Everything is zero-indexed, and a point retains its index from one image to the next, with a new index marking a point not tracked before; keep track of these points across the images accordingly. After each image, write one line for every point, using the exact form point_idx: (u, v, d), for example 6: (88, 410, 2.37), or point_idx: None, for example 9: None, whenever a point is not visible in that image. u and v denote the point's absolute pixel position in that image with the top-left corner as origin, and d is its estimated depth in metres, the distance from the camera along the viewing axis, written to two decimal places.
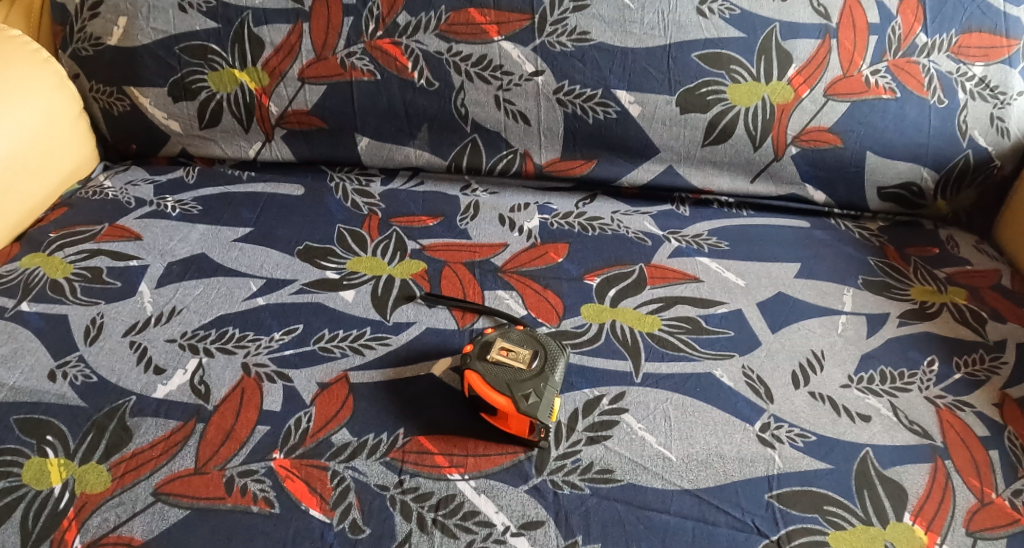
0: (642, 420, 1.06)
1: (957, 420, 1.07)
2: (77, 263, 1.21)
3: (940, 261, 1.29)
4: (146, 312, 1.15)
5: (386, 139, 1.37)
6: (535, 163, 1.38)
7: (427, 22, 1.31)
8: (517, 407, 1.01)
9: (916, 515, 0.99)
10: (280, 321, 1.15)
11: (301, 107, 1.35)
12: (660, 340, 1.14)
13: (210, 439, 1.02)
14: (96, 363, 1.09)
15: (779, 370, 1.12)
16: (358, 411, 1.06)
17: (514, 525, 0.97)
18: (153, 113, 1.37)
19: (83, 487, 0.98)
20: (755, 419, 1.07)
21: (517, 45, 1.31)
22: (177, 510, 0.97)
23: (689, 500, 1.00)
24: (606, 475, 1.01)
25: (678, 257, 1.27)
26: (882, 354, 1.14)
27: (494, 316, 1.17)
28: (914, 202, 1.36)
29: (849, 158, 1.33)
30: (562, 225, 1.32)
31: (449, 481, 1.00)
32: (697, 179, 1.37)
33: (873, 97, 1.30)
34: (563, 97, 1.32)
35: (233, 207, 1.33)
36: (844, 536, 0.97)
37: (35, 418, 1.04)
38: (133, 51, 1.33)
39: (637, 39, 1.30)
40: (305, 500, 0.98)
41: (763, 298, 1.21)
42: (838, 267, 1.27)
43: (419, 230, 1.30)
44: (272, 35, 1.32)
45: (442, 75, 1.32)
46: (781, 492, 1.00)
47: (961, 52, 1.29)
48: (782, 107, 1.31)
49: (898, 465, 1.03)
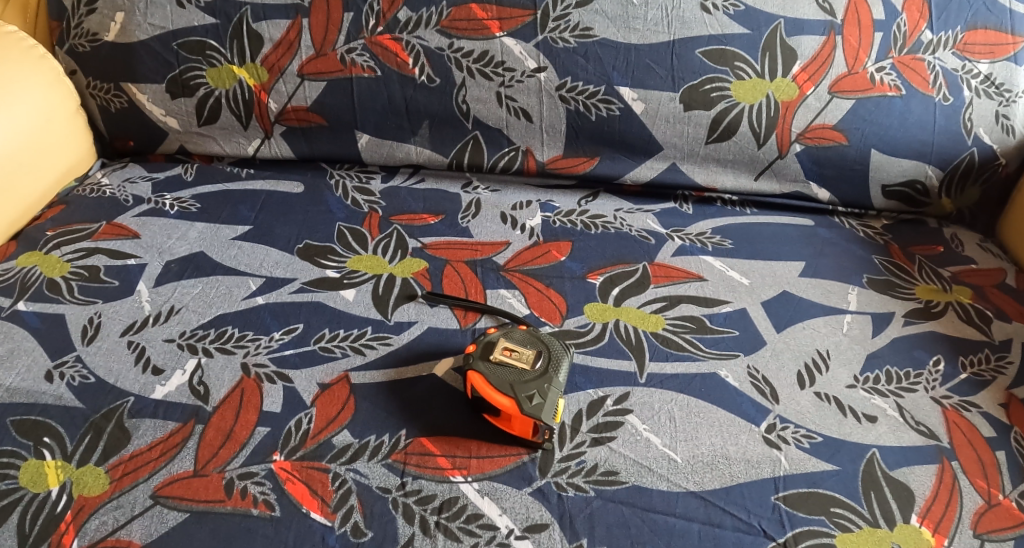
0: (646, 421, 1.05)
1: (963, 420, 1.06)
2: (74, 261, 1.20)
3: (946, 259, 1.28)
4: (143, 311, 1.14)
5: (387, 136, 1.36)
6: (537, 160, 1.36)
7: (428, 18, 1.30)
8: (520, 408, 1.00)
9: (924, 517, 0.98)
10: (280, 320, 1.14)
11: (300, 103, 1.34)
12: (664, 340, 1.13)
13: (209, 441, 1.01)
14: (93, 364, 1.08)
15: (785, 370, 1.11)
16: (360, 412, 1.04)
17: (517, 528, 0.96)
18: (151, 109, 1.36)
19: (81, 490, 0.97)
20: (760, 420, 1.06)
21: (519, 41, 1.29)
22: (176, 513, 0.95)
23: (695, 502, 0.99)
24: (610, 477, 1.00)
25: (681, 256, 1.26)
26: (888, 354, 1.13)
27: (497, 316, 1.15)
28: (918, 200, 1.35)
29: (854, 155, 1.32)
30: (564, 224, 1.31)
31: (452, 483, 0.99)
32: (700, 176, 1.36)
33: (878, 95, 1.29)
34: (565, 94, 1.31)
35: (232, 205, 1.31)
36: (852, 538, 0.96)
37: (32, 419, 1.02)
38: (131, 47, 1.32)
39: (641, 35, 1.29)
40: (306, 502, 0.97)
41: (767, 297, 1.20)
42: (843, 265, 1.26)
43: (420, 228, 1.29)
44: (271, 31, 1.31)
45: (443, 71, 1.31)
46: (788, 494, 0.99)
47: (967, 49, 1.28)
48: (786, 104, 1.30)
49: (905, 466, 1.02)
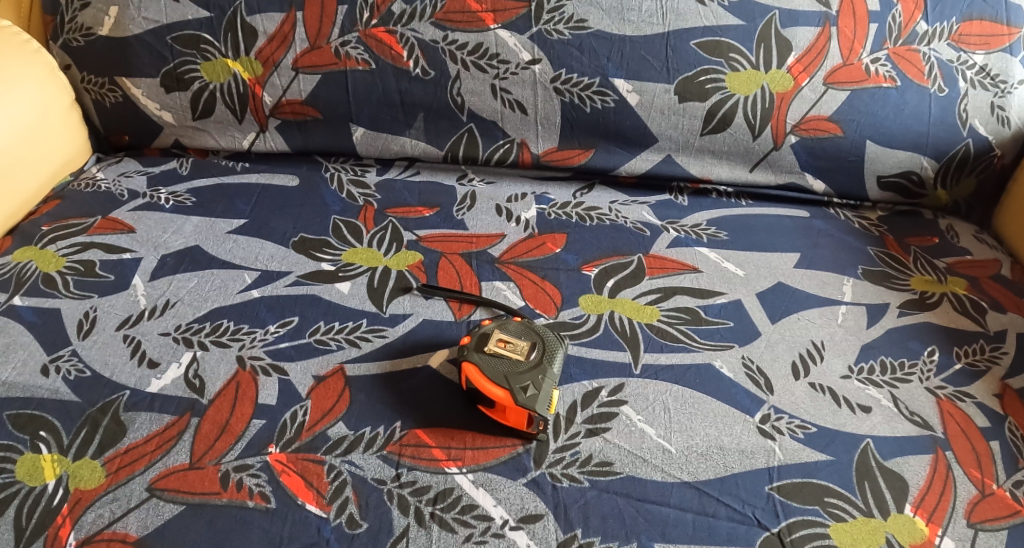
0: (641, 412, 1.05)
1: (957, 410, 1.07)
2: (69, 256, 1.20)
3: (941, 250, 1.28)
4: (139, 305, 1.14)
5: (382, 129, 1.36)
6: (533, 153, 1.36)
7: (422, 11, 1.30)
8: (514, 399, 1.00)
9: (917, 507, 0.98)
10: (275, 313, 1.14)
11: (295, 96, 1.34)
12: (659, 331, 1.14)
13: (205, 434, 1.01)
14: (89, 357, 1.08)
15: (779, 360, 1.11)
16: (355, 403, 1.05)
17: (512, 519, 0.96)
18: (146, 104, 1.36)
19: (77, 483, 0.97)
20: (754, 411, 1.06)
21: (514, 33, 1.30)
22: (172, 506, 0.96)
23: (690, 493, 0.99)
24: (605, 468, 1.00)
25: (676, 247, 1.26)
26: (882, 345, 1.13)
27: (491, 308, 1.16)
28: (914, 191, 1.35)
29: (849, 147, 1.32)
30: (559, 215, 1.31)
31: (447, 474, 0.99)
32: (696, 169, 1.36)
33: (872, 86, 1.29)
34: (560, 86, 1.31)
35: (227, 198, 1.31)
36: (845, 528, 0.96)
37: (28, 413, 1.02)
38: (125, 41, 1.32)
39: (635, 26, 1.29)
40: (302, 494, 0.97)
41: (762, 288, 1.20)
42: (838, 256, 1.26)
43: (415, 221, 1.29)
44: (266, 24, 1.31)
45: (438, 64, 1.31)
46: (782, 484, 1.00)
47: (962, 40, 1.28)
48: (781, 96, 1.30)
49: (898, 456, 1.02)
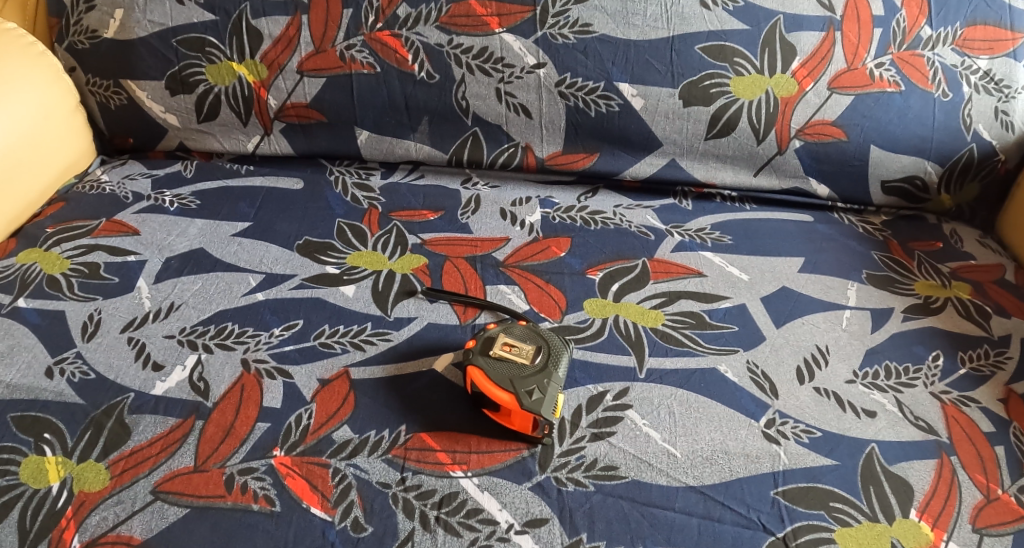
0: (646, 416, 1.05)
1: (962, 415, 1.06)
2: (74, 258, 1.20)
3: (945, 255, 1.28)
4: (143, 308, 1.14)
5: (386, 132, 1.36)
6: (537, 156, 1.36)
7: (427, 14, 1.30)
8: (520, 403, 1.00)
9: (923, 512, 0.98)
10: (280, 316, 1.14)
11: (300, 100, 1.34)
12: (664, 336, 1.13)
13: (209, 437, 1.01)
14: (94, 360, 1.08)
15: (784, 365, 1.11)
16: (360, 406, 1.05)
17: (517, 523, 0.96)
18: (151, 107, 1.36)
19: (81, 486, 0.97)
20: (760, 415, 1.06)
21: (519, 37, 1.30)
22: (177, 508, 0.96)
23: (695, 497, 0.99)
24: (610, 472, 1.00)
25: (681, 252, 1.26)
26: (887, 350, 1.13)
27: (496, 312, 1.16)
28: (917, 196, 1.35)
29: (854, 152, 1.32)
30: (564, 219, 1.31)
31: (452, 478, 0.99)
32: (700, 173, 1.36)
33: (876, 91, 1.29)
34: (565, 90, 1.31)
35: (231, 201, 1.31)
36: (851, 533, 0.96)
37: (32, 415, 1.02)
38: (130, 44, 1.32)
39: (640, 31, 1.29)
40: (307, 497, 0.97)
41: (767, 293, 1.20)
42: (843, 261, 1.26)
43: (419, 224, 1.29)
44: (271, 27, 1.31)
45: (443, 68, 1.31)
46: (787, 488, 1.00)
47: (966, 45, 1.28)
48: (785, 100, 1.30)
49: (904, 461, 1.02)
